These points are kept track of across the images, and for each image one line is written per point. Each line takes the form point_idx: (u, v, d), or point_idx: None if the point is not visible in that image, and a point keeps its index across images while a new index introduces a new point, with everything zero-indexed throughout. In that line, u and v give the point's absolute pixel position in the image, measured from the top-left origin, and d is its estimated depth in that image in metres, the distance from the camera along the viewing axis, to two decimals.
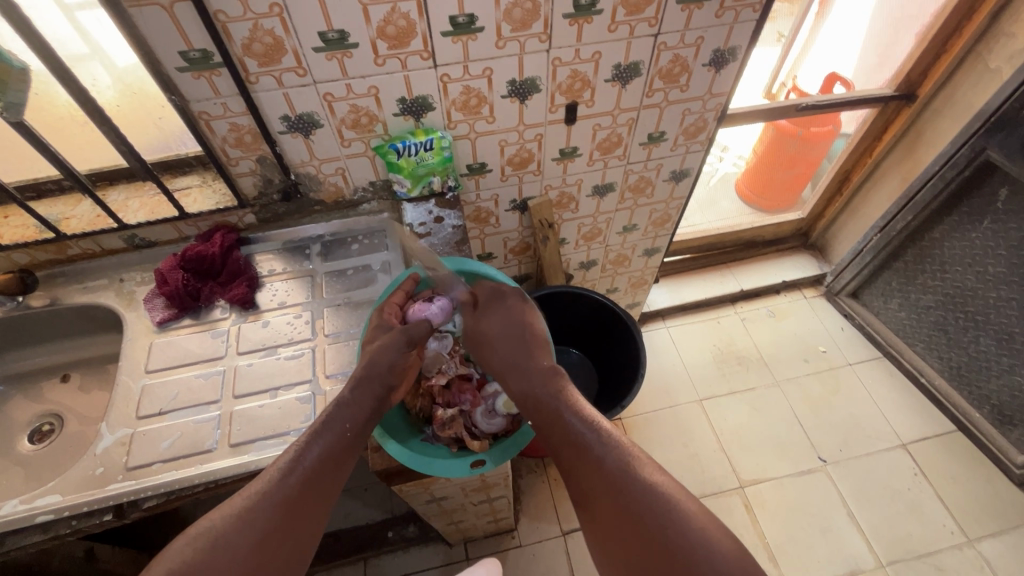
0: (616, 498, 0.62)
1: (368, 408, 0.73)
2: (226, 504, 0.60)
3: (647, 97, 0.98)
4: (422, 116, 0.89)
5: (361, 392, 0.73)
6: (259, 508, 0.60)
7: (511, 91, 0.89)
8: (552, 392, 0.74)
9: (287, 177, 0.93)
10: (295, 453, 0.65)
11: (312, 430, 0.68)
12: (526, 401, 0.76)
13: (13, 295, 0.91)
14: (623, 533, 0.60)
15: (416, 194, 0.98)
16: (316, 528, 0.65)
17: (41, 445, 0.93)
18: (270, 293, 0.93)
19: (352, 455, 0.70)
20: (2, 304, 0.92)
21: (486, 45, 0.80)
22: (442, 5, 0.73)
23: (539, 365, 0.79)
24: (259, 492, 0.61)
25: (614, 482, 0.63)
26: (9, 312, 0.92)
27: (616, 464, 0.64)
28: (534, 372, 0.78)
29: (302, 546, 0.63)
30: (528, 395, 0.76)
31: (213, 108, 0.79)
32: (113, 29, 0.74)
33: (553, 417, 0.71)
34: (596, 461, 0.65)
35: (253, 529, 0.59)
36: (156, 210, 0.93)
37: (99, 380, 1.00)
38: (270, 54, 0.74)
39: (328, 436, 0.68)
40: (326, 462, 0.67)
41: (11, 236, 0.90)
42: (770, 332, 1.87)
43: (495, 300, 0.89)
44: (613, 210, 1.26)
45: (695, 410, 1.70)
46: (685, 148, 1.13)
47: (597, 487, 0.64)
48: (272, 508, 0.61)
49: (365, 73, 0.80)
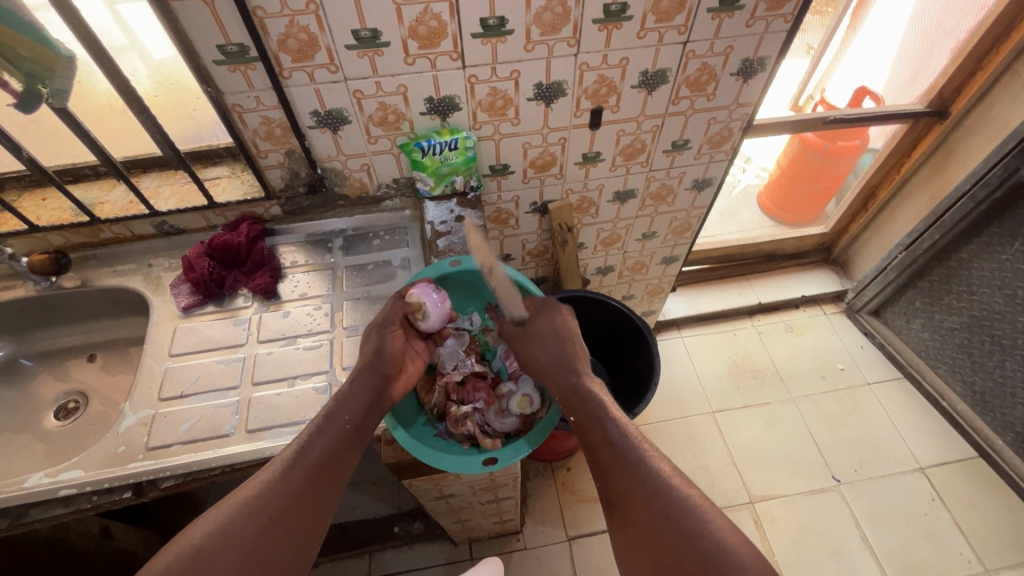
0: (647, 506, 0.62)
1: (369, 399, 0.74)
2: (235, 493, 0.61)
3: (673, 105, 0.98)
4: (448, 117, 0.90)
5: (358, 383, 0.74)
6: (257, 505, 0.60)
7: (537, 94, 0.89)
8: (594, 400, 0.75)
9: (314, 171, 0.95)
10: (302, 443, 0.67)
11: (317, 424, 0.69)
12: (569, 403, 0.77)
13: (46, 276, 0.94)
14: (650, 541, 0.60)
15: (438, 192, 0.99)
16: (322, 522, 0.65)
17: (66, 421, 0.96)
18: (292, 284, 0.95)
19: (356, 447, 0.71)
20: (36, 284, 0.95)
21: (515, 47, 0.81)
22: (473, 7, 0.74)
23: (582, 368, 0.80)
24: (268, 479, 0.62)
25: (643, 483, 0.63)
26: (41, 291, 0.95)
27: (646, 468, 0.64)
28: (579, 374, 0.79)
29: (309, 542, 0.63)
30: (572, 394, 0.77)
31: (246, 101, 0.81)
32: (156, 23, 0.76)
33: (588, 415, 0.74)
34: (630, 468, 0.65)
35: (257, 526, 0.59)
36: (186, 199, 0.95)
37: (123, 361, 1.03)
38: (304, 50, 0.76)
39: (332, 429, 0.69)
40: (328, 452, 0.68)
41: (47, 218, 0.93)
42: (787, 347, 1.84)
43: (545, 308, 0.86)
44: (633, 216, 1.25)
45: (707, 422, 1.69)
46: (708, 157, 1.13)
47: (625, 487, 0.65)
48: (277, 505, 0.61)
49: (394, 72, 0.81)
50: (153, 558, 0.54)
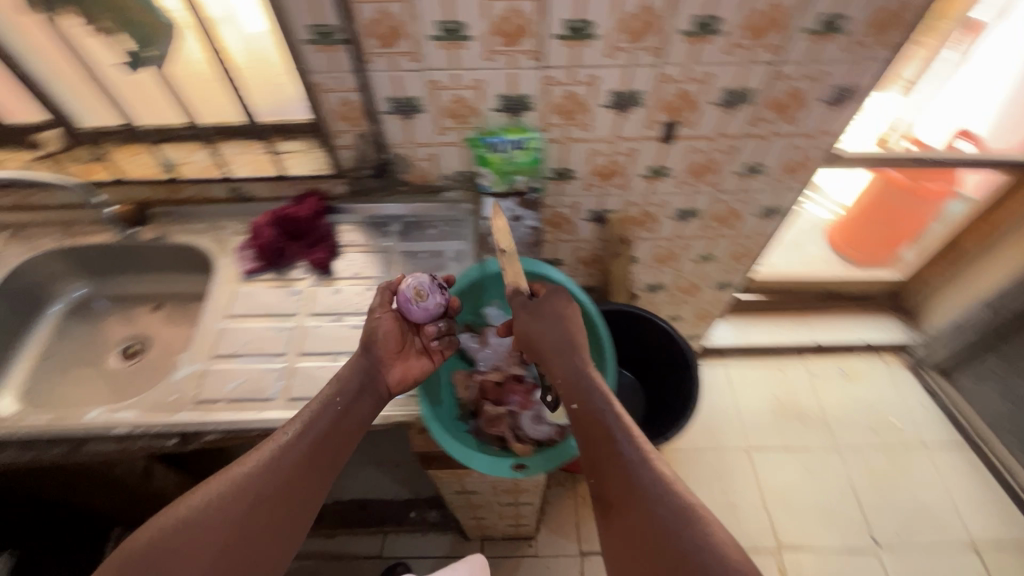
0: (645, 512, 0.61)
1: (362, 381, 0.74)
2: (225, 472, 0.63)
3: (752, 126, 0.94)
4: (519, 115, 0.90)
5: (354, 368, 0.74)
6: (240, 492, 0.62)
7: (613, 101, 0.88)
8: (596, 394, 0.71)
9: (381, 155, 0.96)
10: (298, 425, 0.68)
11: (311, 411, 0.70)
12: (568, 395, 0.72)
13: (128, 225, 1.01)
14: (646, 548, 0.60)
15: (500, 190, 0.98)
16: (313, 503, 0.66)
17: (129, 363, 1.03)
18: (346, 262, 0.97)
19: (354, 431, 0.72)
20: (117, 232, 1.01)
21: (596, 50, 0.80)
22: (560, 6, 0.74)
23: (590, 371, 0.73)
24: (260, 459, 0.64)
25: (646, 487, 0.63)
26: (121, 239, 1.01)
27: (646, 473, 0.64)
28: (586, 378, 0.72)
29: (298, 528, 0.64)
30: (574, 384, 0.72)
31: (329, 82, 0.84)
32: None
33: (595, 427, 0.68)
34: (630, 471, 0.64)
35: (242, 511, 0.61)
36: (260, 168, 0.99)
37: (184, 315, 1.09)
38: (390, 37, 0.77)
39: (325, 416, 0.69)
40: (317, 439, 0.68)
41: (135, 172, 0.99)
42: (838, 393, 1.74)
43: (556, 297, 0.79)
44: (693, 236, 1.21)
45: (742, 459, 1.61)
46: (782, 184, 1.07)
47: (624, 492, 0.63)
48: (259, 492, 0.62)
49: (473, 66, 0.82)
50: (137, 529, 0.59)
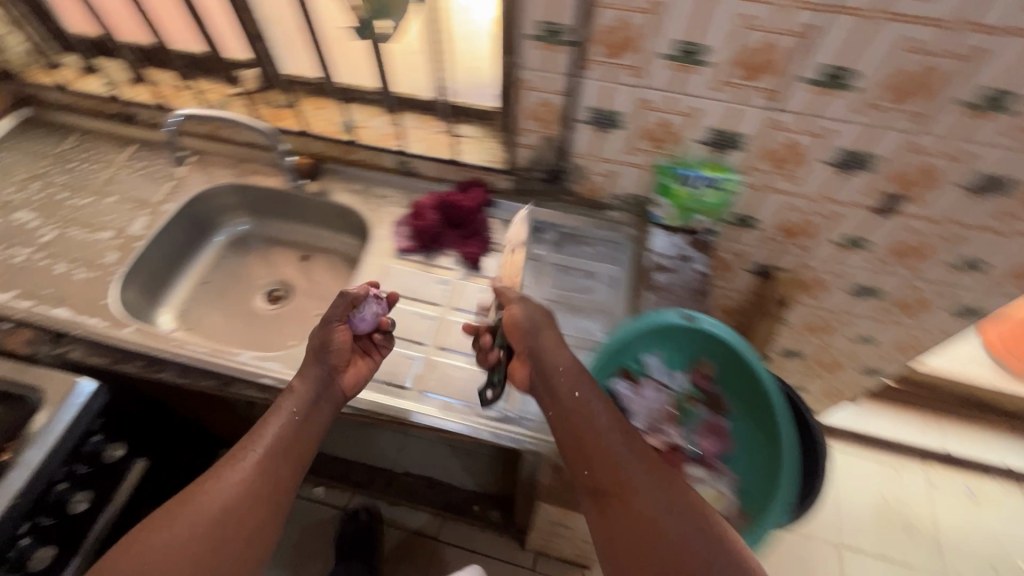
0: (652, 541, 0.58)
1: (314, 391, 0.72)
2: (174, 501, 0.62)
3: (996, 220, 0.80)
4: (725, 153, 0.81)
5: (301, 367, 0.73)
6: (195, 517, 0.61)
7: (839, 160, 0.77)
8: (605, 417, 0.67)
9: (559, 161, 0.91)
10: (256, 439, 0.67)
11: (268, 430, 0.68)
12: (563, 408, 0.68)
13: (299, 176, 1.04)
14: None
15: (673, 224, 0.93)
16: (277, 515, 0.65)
17: (270, 306, 1.08)
18: (496, 262, 0.94)
19: (309, 433, 0.71)
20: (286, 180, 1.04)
21: (845, 101, 0.70)
22: (822, 48, 0.66)
23: (598, 424, 0.66)
24: (211, 481, 0.63)
25: (654, 514, 0.59)
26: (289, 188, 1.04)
27: (648, 488, 0.61)
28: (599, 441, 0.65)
29: (266, 537, 0.63)
30: (573, 397, 0.68)
31: (536, 80, 0.79)
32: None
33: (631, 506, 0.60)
34: (632, 492, 0.61)
35: (201, 529, 0.60)
36: (433, 147, 0.98)
37: (324, 271, 1.11)
38: (619, 47, 0.72)
39: (279, 424, 0.69)
40: (287, 456, 0.68)
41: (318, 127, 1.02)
42: (961, 515, 1.53)
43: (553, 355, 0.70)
44: (861, 317, 1.07)
45: (830, 556, 1.46)
46: (1002, 291, 0.91)
47: (621, 501, 0.61)
48: (230, 512, 0.62)
49: (695, 92, 0.74)
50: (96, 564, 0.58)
